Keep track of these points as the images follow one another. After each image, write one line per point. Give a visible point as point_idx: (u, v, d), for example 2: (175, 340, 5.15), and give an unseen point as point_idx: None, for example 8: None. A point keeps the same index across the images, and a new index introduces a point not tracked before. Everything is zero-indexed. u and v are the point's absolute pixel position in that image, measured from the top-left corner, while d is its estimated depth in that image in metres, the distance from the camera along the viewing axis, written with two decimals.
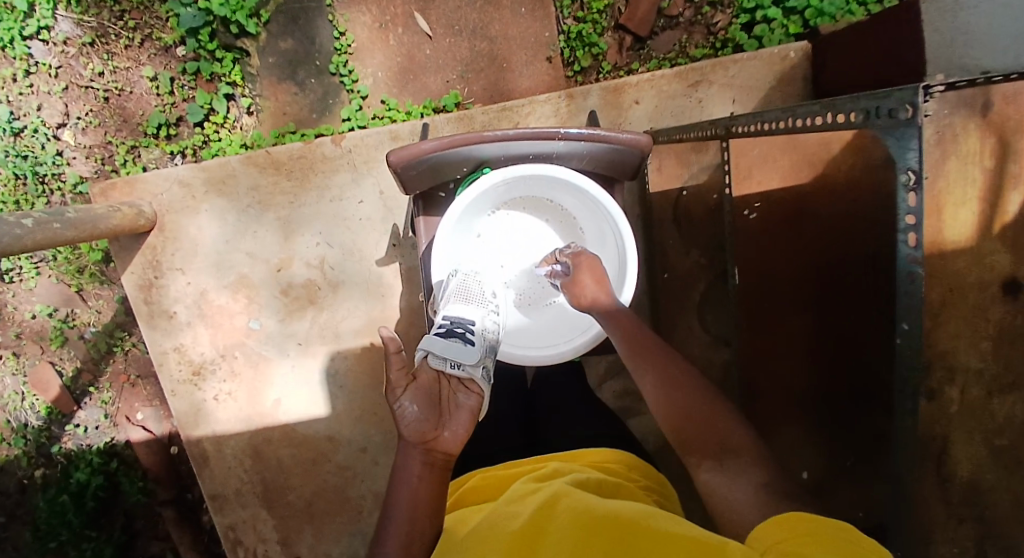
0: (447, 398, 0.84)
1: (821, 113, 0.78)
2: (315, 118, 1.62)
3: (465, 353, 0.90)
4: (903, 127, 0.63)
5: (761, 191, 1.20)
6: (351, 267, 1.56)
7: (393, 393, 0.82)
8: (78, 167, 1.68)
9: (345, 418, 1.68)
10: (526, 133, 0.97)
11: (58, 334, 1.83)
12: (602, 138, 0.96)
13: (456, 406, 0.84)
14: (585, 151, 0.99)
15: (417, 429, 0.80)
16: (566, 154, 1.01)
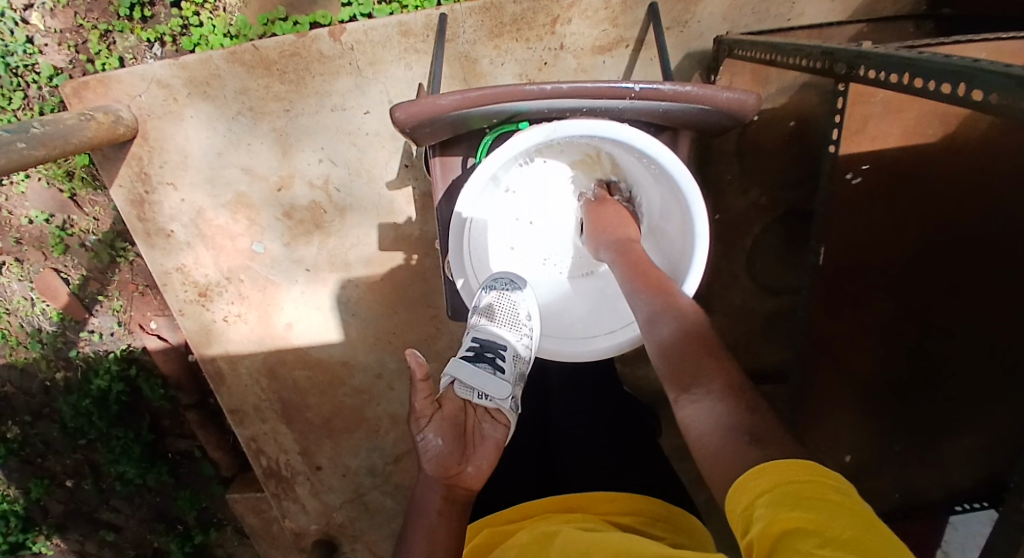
0: (473, 428, 0.81)
1: (1020, 93, 0.57)
2: (309, 0, 1.34)
3: (494, 383, 0.85)
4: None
5: (873, 149, 0.92)
6: (359, 189, 1.38)
7: (418, 422, 0.78)
8: (51, 56, 1.43)
9: (359, 345, 1.58)
10: (592, 89, 0.81)
11: (57, 241, 1.72)
12: (681, 100, 0.81)
13: (482, 437, 0.81)
14: (654, 113, 0.84)
15: (441, 464, 0.75)
16: (617, 109, 0.84)
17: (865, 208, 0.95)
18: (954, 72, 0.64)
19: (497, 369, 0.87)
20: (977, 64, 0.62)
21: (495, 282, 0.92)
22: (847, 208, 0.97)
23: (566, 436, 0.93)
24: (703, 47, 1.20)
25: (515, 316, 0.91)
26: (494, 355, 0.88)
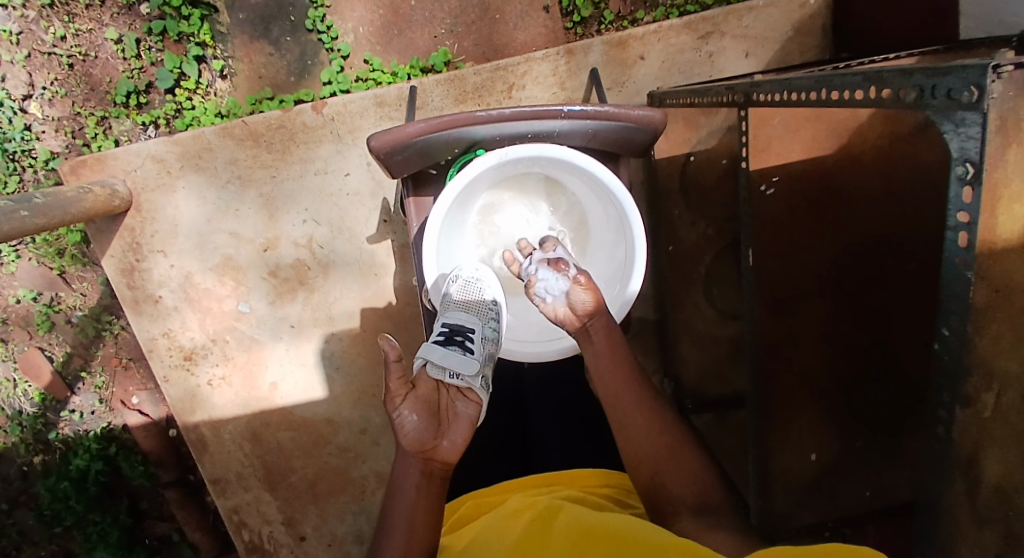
0: (445, 405, 0.78)
1: (863, 87, 0.68)
2: (293, 81, 1.50)
3: (464, 361, 0.82)
4: (965, 110, 0.55)
5: (781, 164, 1.01)
6: (341, 246, 1.48)
7: (391, 402, 0.75)
8: (47, 142, 1.55)
9: (344, 400, 1.62)
10: (525, 112, 0.86)
11: (44, 319, 1.77)
12: (611, 115, 0.86)
13: (456, 413, 0.78)
14: (587, 130, 0.88)
15: (415, 441, 0.74)
16: (556, 134, 0.90)
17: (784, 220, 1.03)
18: (817, 81, 0.76)
19: (466, 349, 0.84)
20: (831, 72, 0.73)
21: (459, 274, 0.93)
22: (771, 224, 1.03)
23: (541, 443, 0.97)
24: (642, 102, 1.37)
25: (480, 305, 0.92)
26: (463, 337, 0.86)
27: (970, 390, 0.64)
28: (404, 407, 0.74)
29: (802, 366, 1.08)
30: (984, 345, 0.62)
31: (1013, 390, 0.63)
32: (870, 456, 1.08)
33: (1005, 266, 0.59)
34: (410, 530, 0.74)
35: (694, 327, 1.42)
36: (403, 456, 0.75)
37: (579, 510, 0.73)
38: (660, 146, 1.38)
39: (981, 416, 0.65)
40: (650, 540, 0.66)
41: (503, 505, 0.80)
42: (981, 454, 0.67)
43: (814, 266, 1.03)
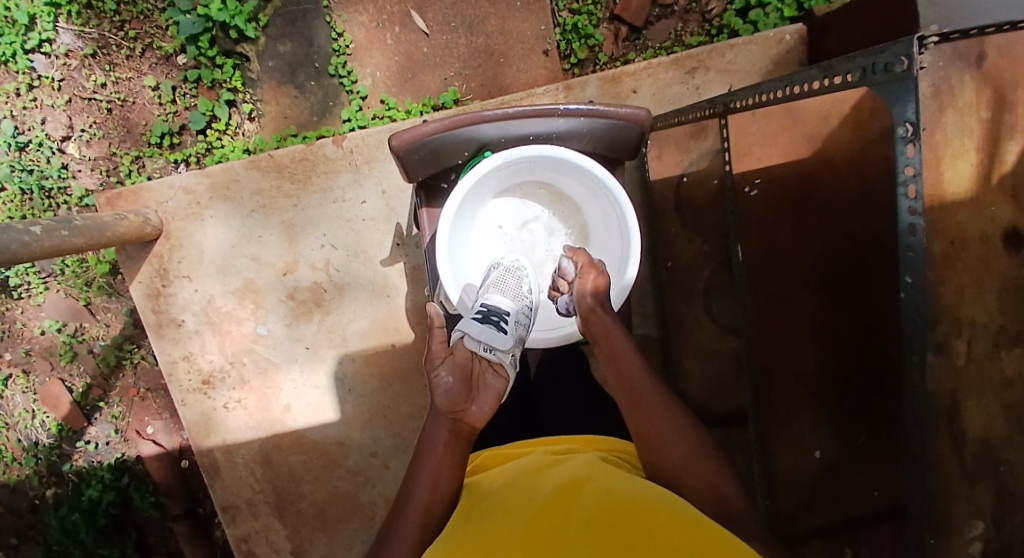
0: (479, 375, 0.89)
1: (819, 77, 0.78)
2: (316, 120, 1.63)
3: (499, 338, 0.92)
4: (899, 80, 0.62)
5: (762, 168, 1.15)
6: (356, 268, 1.58)
7: (433, 362, 0.90)
8: (83, 180, 1.68)
9: (355, 422, 1.65)
10: (523, 112, 0.97)
11: (66, 349, 1.81)
12: (600, 113, 0.97)
13: (487, 383, 0.89)
14: (582, 128, 0.99)
15: (448, 400, 0.86)
16: (554, 131, 1.00)
17: (766, 220, 1.15)
18: (784, 80, 0.87)
19: (500, 327, 0.93)
20: (793, 73, 0.84)
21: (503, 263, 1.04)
22: (753, 224, 1.17)
23: (564, 425, 1.09)
24: None
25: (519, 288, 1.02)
26: (499, 317, 0.94)
27: (944, 337, 0.73)
28: (445, 368, 0.88)
29: (795, 359, 1.15)
30: (951, 294, 0.73)
31: (980, 338, 0.74)
32: (873, 453, 1.11)
33: (955, 218, 0.71)
34: (435, 480, 0.80)
35: (697, 340, 1.47)
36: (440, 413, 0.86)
37: (605, 482, 0.76)
38: (653, 172, 1.48)
39: (955, 365, 0.73)
40: (678, 512, 0.71)
41: (530, 460, 0.85)
42: (958, 401, 0.75)
43: (799, 263, 1.12)
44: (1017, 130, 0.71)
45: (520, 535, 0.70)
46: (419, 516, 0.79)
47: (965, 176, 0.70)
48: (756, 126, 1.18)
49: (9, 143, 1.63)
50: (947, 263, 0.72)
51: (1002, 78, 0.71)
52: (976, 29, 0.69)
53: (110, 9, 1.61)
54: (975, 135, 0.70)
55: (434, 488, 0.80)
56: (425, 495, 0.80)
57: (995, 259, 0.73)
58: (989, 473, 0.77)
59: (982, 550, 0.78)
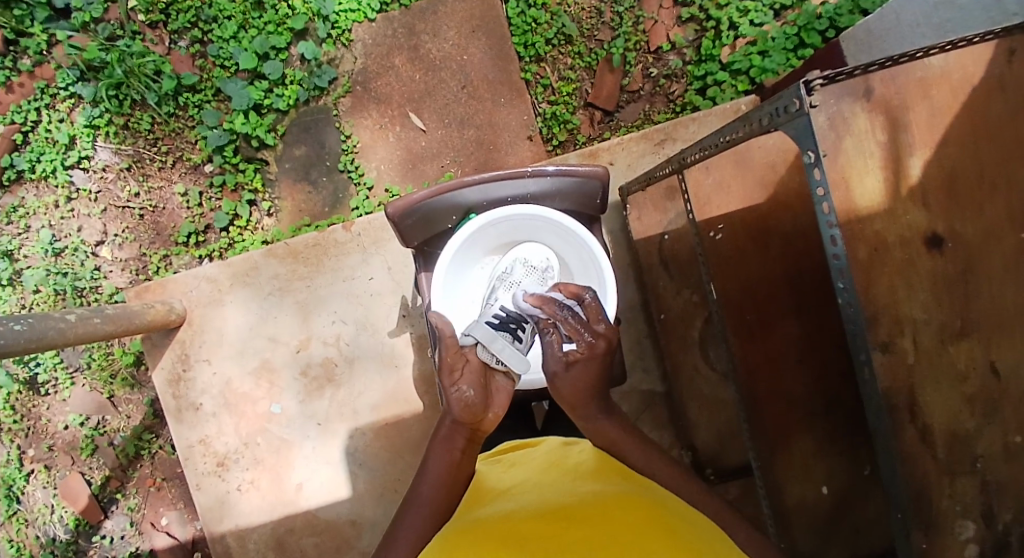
0: (491, 378, 0.90)
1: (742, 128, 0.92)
2: (327, 210, 1.81)
3: (515, 355, 0.88)
4: (796, 117, 0.75)
5: (723, 214, 1.26)
6: (365, 341, 1.67)
7: (451, 376, 0.87)
8: (114, 279, 1.83)
9: (368, 498, 1.64)
10: (501, 176, 1.12)
11: (88, 443, 1.87)
12: (565, 173, 1.11)
13: (500, 387, 0.90)
14: (553, 188, 1.13)
15: (469, 412, 0.88)
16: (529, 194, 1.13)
17: (737, 258, 1.21)
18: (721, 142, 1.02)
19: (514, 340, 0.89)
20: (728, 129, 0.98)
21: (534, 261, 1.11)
22: (722, 262, 1.23)
23: None
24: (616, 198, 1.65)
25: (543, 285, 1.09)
26: (517, 325, 0.91)
27: (887, 335, 0.81)
28: (465, 384, 0.87)
29: (786, 387, 1.14)
30: (883, 294, 0.81)
31: (922, 334, 0.81)
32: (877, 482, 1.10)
33: (873, 227, 0.81)
34: (448, 484, 0.91)
35: (699, 390, 1.50)
36: (458, 422, 0.89)
37: (619, 489, 0.81)
38: (634, 233, 1.59)
39: (906, 361, 0.81)
40: (692, 534, 0.74)
41: (552, 461, 0.93)
42: (916, 396, 0.81)
43: (770, 290, 1.17)
44: (916, 147, 0.80)
45: (528, 520, 0.76)
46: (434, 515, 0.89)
47: (874, 192, 0.80)
48: (711, 178, 1.30)
49: (46, 249, 1.82)
50: (873, 267, 0.82)
51: (892, 103, 0.80)
52: (861, 69, 0.78)
53: (144, 128, 1.83)
54: (878, 156, 0.80)
55: (448, 488, 0.91)
56: (438, 498, 0.90)
57: (918, 259, 0.81)
58: (968, 469, 0.81)
59: (978, 550, 0.81)
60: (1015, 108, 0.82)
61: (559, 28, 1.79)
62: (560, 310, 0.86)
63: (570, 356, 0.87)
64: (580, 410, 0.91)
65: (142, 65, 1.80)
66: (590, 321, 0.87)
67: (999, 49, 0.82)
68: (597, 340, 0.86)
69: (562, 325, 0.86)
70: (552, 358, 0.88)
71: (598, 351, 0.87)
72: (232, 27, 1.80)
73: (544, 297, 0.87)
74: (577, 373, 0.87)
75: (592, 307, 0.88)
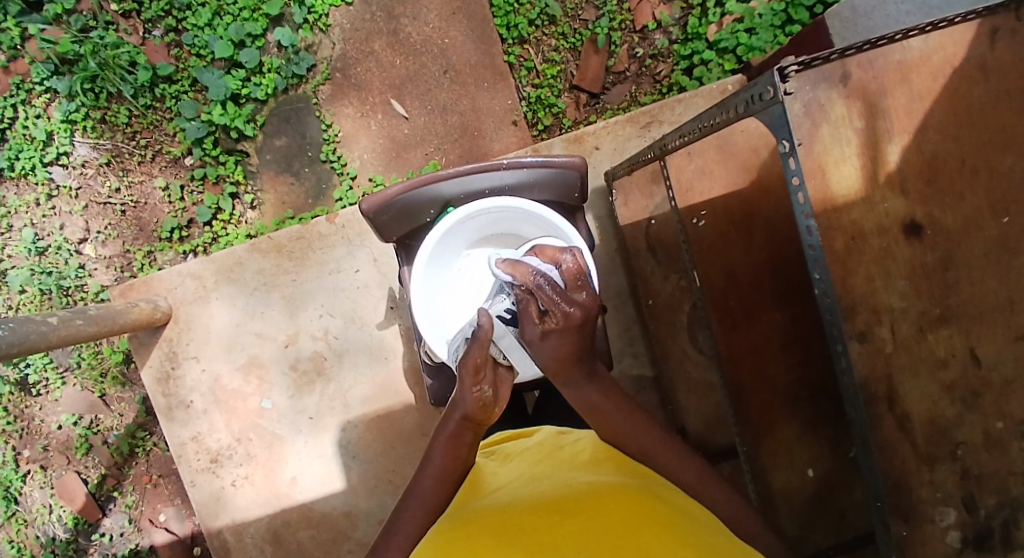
0: (498, 374, 0.82)
1: (720, 115, 0.91)
2: (311, 202, 1.78)
3: (524, 358, 0.86)
4: (770, 104, 0.73)
5: (706, 201, 1.24)
6: (353, 334, 1.65)
7: (474, 382, 0.79)
8: (99, 277, 1.81)
9: (361, 490, 1.64)
10: (479, 169, 1.09)
11: (82, 442, 1.87)
12: (543, 164, 1.09)
13: (505, 381, 0.85)
14: (532, 180, 1.10)
15: (480, 411, 0.83)
16: (509, 185, 1.11)
17: (720, 245, 1.20)
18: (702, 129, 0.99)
19: (524, 334, 0.88)
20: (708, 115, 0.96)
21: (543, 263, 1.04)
22: (705, 250, 1.22)
23: None
24: (601, 182, 1.61)
25: None
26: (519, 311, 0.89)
27: (865, 324, 0.80)
28: (486, 383, 0.80)
29: (771, 373, 1.12)
30: (861, 285, 0.80)
31: (900, 323, 0.80)
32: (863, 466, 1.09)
33: (850, 215, 0.80)
34: (444, 478, 0.89)
35: (689, 375, 1.49)
36: (467, 420, 0.83)
37: (616, 480, 0.78)
38: (622, 218, 1.57)
39: (883, 351, 0.80)
40: (691, 529, 0.71)
41: (546, 451, 0.90)
42: (894, 385, 0.80)
43: (753, 275, 1.15)
44: (894, 133, 0.79)
45: (522, 512, 0.73)
46: (426, 513, 0.89)
47: (851, 179, 0.79)
48: (693, 165, 1.29)
49: (30, 248, 1.79)
50: (851, 257, 0.80)
51: (869, 88, 0.78)
52: (837, 53, 0.77)
53: (122, 122, 1.79)
54: (854, 143, 0.79)
55: (428, 483, 0.89)
56: (430, 492, 0.89)
57: (896, 247, 0.80)
58: (947, 455, 0.80)
59: (959, 536, 0.80)
60: (998, 89, 0.79)
61: (543, 8, 1.74)
62: (533, 276, 0.73)
63: (546, 327, 0.72)
64: (566, 379, 0.80)
65: (116, 57, 1.75)
66: (568, 288, 0.73)
67: (982, 25, 0.79)
68: (575, 309, 0.71)
69: (537, 293, 0.73)
70: (525, 326, 0.73)
71: (577, 323, 0.72)
72: (207, 15, 1.75)
73: (518, 265, 0.76)
74: (552, 348, 0.73)
75: (570, 270, 0.76)
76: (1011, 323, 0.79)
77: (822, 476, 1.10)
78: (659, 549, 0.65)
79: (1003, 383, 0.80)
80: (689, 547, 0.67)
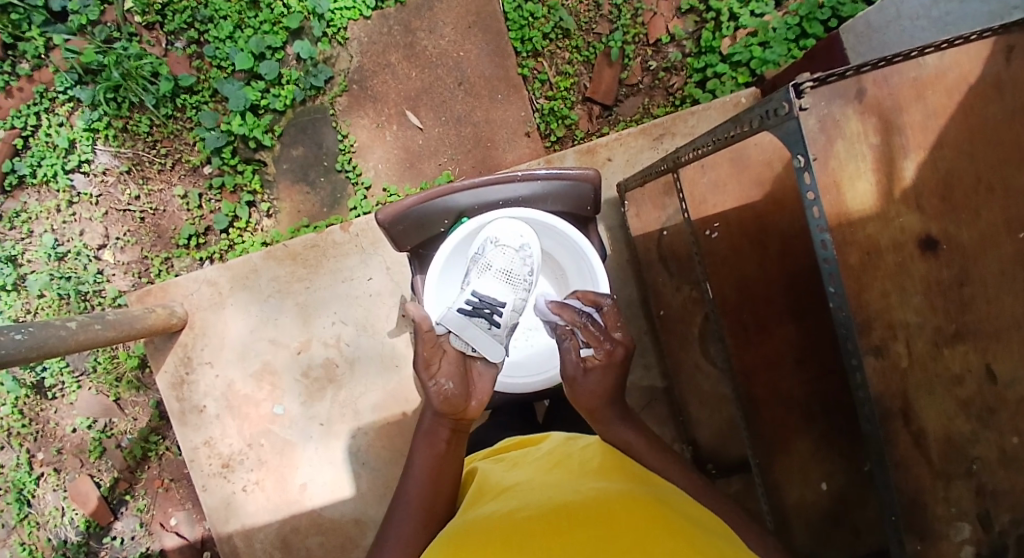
0: (471, 365, 0.95)
1: (734, 128, 0.91)
2: (327, 210, 1.81)
3: (491, 345, 0.96)
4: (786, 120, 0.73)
5: (718, 213, 1.24)
6: (365, 341, 1.67)
7: (428, 371, 0.92)
8: (117, 283, 1.84)
9: (371, 498, 1.65)
10: (493, 179, 1.10)
11: (96, 445, 1.89)
12: (557, 175, 1.10)
13: (479, 374, 0.95)
14: (546, 191, 1.11)
15: (451, 404, 0.91)
16: (523, 196, 1.12)
17: (733, 258, 1.19)
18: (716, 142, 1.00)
19: (491, 324, 1.01)
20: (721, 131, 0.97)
21: (523, 250, 1.09)
22: (717, 263, 1.21)
23: None
24: (614, 194, 1.62)
25: (517, 274, 1.09)
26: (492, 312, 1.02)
27: (880, 339, 0.80)
28: (442, 377, 0.91)
29: (784, 386, 1.12)
30: (876, 300, 0.80)
31: (916, 339, 0.80)
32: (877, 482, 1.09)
33: (864, 231, 0.80)
34: (434, 478, 0.89)
35: (700, 387, 1.48)
36: (439, 415, 0.90)
37: (624, 486, 0.79)
38: (634, 230, 1.58)
39: (898, 366, 0.80)
40: (699, 536, 0.71)
41: (552, 458, 0.91)
42: (910, 401, 0.80)
43: (767, 289, 1.15)
44: (909, 149, 0.79)
45: (532, 516, 0.74)
46: (421, 515, 0.86)
47: (866, 195, 0.80)
48: (707, 178, 1.29)
49: (49, 253, 1.82)
50: (865, 272, 0.81)
51: (884, 105, 0.79)
52: (853, 71, 0.78)
53: (143, 131, 1.82)
54: (869, 158, 0.80)
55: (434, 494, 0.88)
56: (420, 492, 0.87)
57: (911, 262, 0.80)
58: (962, 472, 0.80)
59: (975, 553, 0.79)
60: (1015, 106, 0.79)
61: (557, 22, 1.76)
62: (580, 317, 0.97)
63: (589, 361, 0.94)
64: (600, 417, 0.92)
65: (138, 68, 1.79)
66: (608, 327, 0.97)
67: (999, 43, 0.80)
68: (616, 347, 0.95)
69: (580, 332, 0.97)
70: (571, 362, 0.95)
71: (616, 359, 0.94)
72: (228, 27, 1.79)
73: (566, 307, 0.99)
74: (595, 380, 0.94)
75: (608, 314, 0.99)
76: None
77: (836, 491, 1.09)
78: (669, 551, 0.66)
79: (1019, 400, 0.79)
80: (700, 551, 0.67)
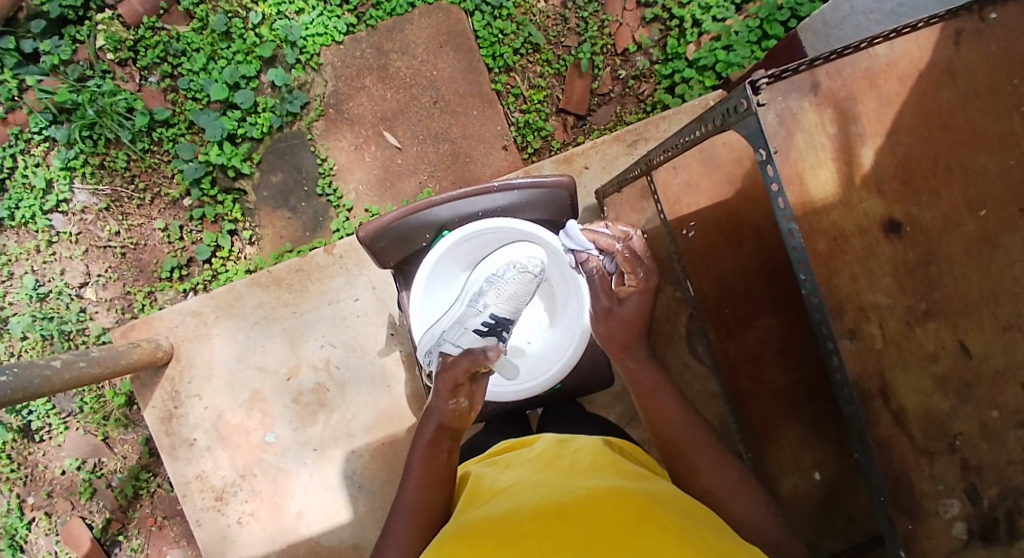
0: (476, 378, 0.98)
1: (698, 128, 0.94)
2: (309, 234, 1.81)
3: None
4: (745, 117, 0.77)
5: (693, 212, 1.26)
6: (354, 362, 1.66)
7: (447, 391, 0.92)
8: (100, 320, 1.83)
9: (368, 521, 1.63)
10: (473, 191, 1.12)
11: (86, 486, 1.85)
12: (534, 184, 1.11)
13: None
14: (525, 201, 1.13)
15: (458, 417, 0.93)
16: (503, 206, 1.13)
17: (712, 255, 1.22)
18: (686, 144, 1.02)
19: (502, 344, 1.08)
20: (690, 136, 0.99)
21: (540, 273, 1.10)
22: (696, 260, 1.24)
23: None
24: (592, 201, 1.64)
25: (528, 291, 1.10)
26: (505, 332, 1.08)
27: (854, 322, 0.82)
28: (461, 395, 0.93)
29: (771, 377, 1.13)
30: (846, 284, 0.82)
31: (888, 319, 0.82)
32: None
33: (829, 219, 0.83)
34: (428, 487, 0.90)
35: (691, 386, 1.50)
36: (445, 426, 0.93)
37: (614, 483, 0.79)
38: None
39: (873, 347, 0.82)
40: (688, 528, 0.72)
41: (542, 458, 0.91)
42: (887, 380, 0.81)
43: (747, 283, 1.18)
44: (867, 137, 0.82)
45: (523, 517, 0.74)
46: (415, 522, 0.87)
47: (828, 183, 0.82)
48: (680, 178, 1.31)
49: (31, 294, 1.81)
50: (833, 258, 0.83)
51: (840, 96, 0.82)
52: (806, 64, 0.81)
53: (120, 166, 1.82)
54: (829, 148, 0.82)
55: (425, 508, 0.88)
56: (431, 504, 0.90)
57: (877, 246, 0.82)
58: (945, 448, 0.81)
59: (965, 528, 0.80)
60: (967, 90, 0.82)
61: (526, 38, 1.80)
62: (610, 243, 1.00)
63: (621, 290, 1.00)
64: (626, 353, 1.01)
65: (114, 104, 1.80)
66: (639, 249, 0.98)
67: (944, 30, 0.83)
68: (645, 271, 0.98)
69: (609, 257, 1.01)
70: (603, 294, 1.01)
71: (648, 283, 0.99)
72: (201, 59, 1.80)
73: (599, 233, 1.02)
74: (632, 307, 0.99)
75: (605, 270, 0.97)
76: (997, 313, 0.81)
77: (829, 479, 1.10)
78: (659, 547, 0.66)
79: (994, 374, 0.81)
80: (691, 546, 0.68)
